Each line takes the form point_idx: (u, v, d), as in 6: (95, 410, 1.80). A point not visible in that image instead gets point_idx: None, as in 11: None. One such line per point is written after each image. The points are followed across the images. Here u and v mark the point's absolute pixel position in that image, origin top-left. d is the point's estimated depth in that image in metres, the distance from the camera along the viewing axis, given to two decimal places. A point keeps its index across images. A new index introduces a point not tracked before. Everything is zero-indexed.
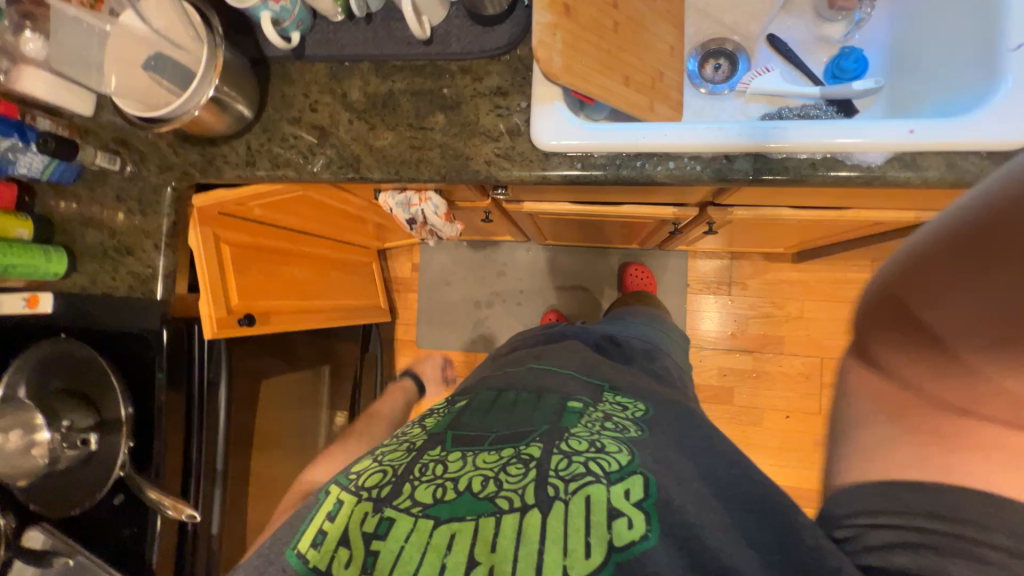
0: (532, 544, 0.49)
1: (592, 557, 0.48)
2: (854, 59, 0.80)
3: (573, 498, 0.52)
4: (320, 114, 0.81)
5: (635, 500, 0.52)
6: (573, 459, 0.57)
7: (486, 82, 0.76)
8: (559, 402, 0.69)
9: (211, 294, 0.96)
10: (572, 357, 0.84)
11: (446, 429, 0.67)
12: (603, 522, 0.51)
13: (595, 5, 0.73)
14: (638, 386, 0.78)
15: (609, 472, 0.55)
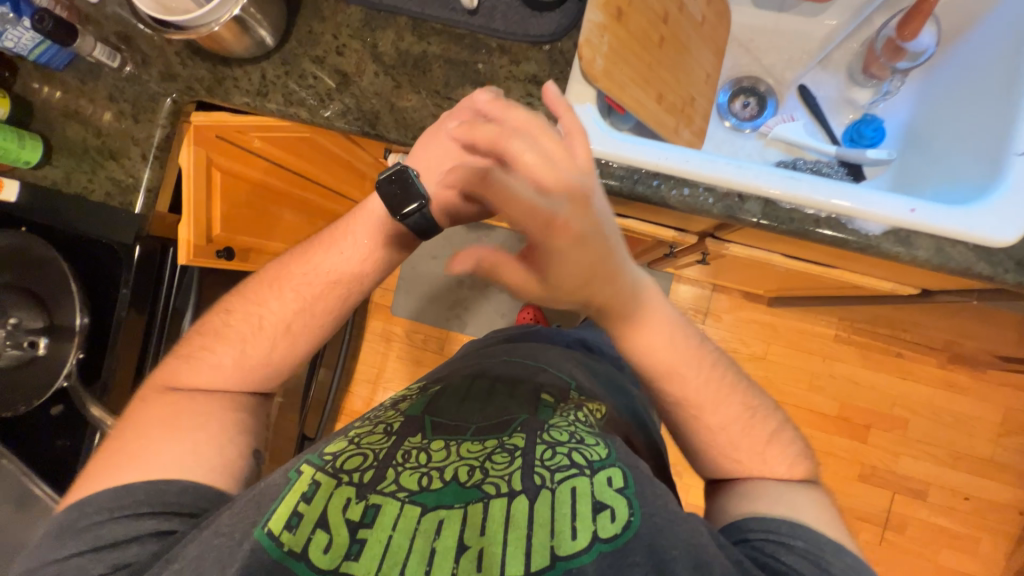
0: (520, 529, 0.53)
1: (580, 539, 0.52)
2: (874, 128, 0.83)
3: (558, 487, 0.56)
4: (346, 59, 0.78)
5: (617, 489, 0.56)
6: (557, 450, 0.60)
7: (523, 67, 0.74)
8: (533, 393, 0.72)
9: (194, 220, 0.92)
10: (547, 356, 0.86)
11: (424, 415, 0.69)
12: (589, 512, 0.54)
13: (647, 16, 0.72)
14: (604, 400, 0.80)
15: (591, 462, 0.59)
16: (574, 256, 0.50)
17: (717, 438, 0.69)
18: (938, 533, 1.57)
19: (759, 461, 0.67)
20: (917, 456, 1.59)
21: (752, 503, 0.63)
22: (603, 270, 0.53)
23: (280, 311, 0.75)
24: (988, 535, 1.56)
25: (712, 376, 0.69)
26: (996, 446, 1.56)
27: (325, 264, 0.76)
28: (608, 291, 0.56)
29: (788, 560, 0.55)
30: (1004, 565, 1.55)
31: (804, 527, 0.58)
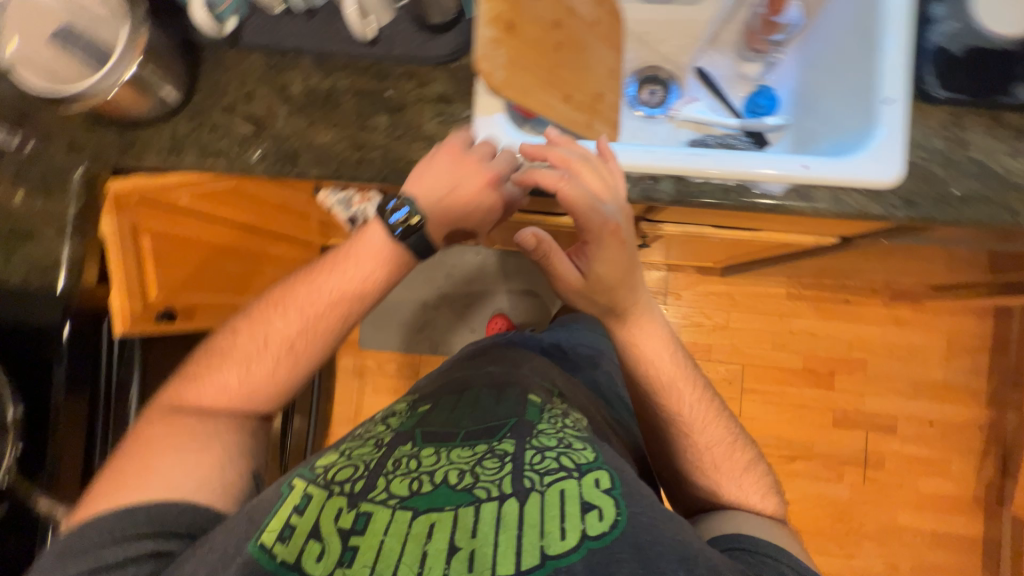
0: (510, 530, 0.53)
1: (567, 539, 0.52)
2: (766, 97, 0.90)
3: (547, 490, 0.57)
4: (255, 105, 0.79)
5: (604, 489, 0.57)
6: (545, 454, 0.61)
7: (430, 88, 0.76)
8: (521, 395, 0.74)
9: (127, 289, 0.90)
10: (539, 366, 0.87)
11: (414, 426, 0.70)
12: (577, 513, 0.55)
13: (538, 24, 0.76)
14: (589, 405, 0.85)
15: (579, 466, 0.60)
16: (612, 254, 0.66)
17: (703, 456, 0.76)
18: (913, 463, 1.66)
19: (738, 485, 0.74)
20: (881, 393, 1.68)
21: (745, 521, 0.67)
22: (628, 275, 0.69)
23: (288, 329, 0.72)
24: (956, 456, 1.66)
25: (704, 398, 0.77)
26: (946, 371, 1.67)
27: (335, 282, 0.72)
28: (625, 298, 0.72)
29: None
30: (974, 480, 1.65)
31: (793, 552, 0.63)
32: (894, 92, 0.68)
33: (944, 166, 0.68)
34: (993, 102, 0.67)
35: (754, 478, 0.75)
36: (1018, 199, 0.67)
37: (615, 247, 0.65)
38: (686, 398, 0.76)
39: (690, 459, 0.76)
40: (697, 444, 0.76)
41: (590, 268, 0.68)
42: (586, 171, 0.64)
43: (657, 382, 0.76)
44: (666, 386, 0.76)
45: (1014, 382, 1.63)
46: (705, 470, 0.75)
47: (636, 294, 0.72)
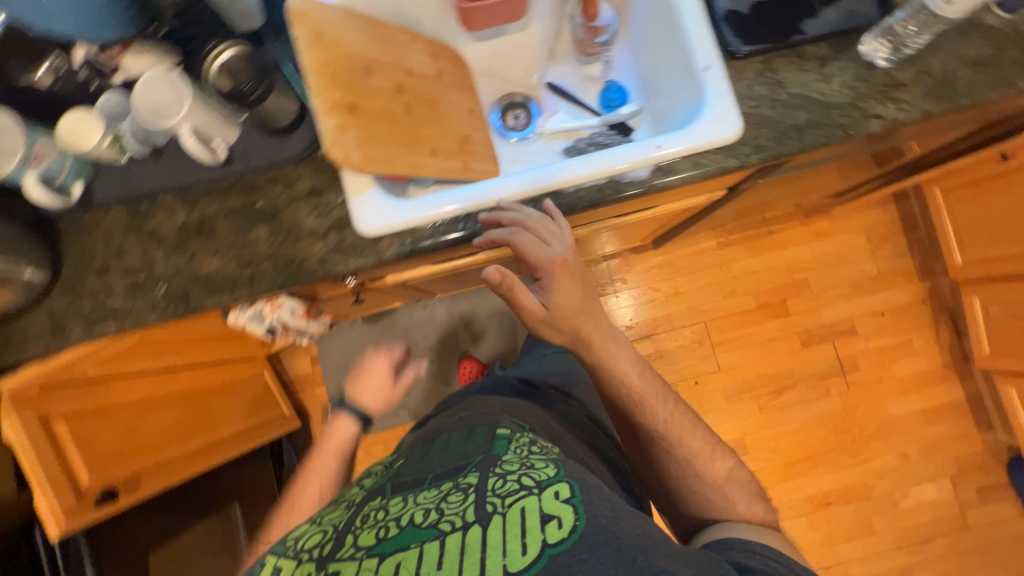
0: (475, 555, 0.52)
1: (528, 553, 0.51)
2: (615, 90, 0.97)
3: (509, 510, 0.55)
4: (130, 259, 0.76)
5: (564, 499, 0.56)
6: (507, 478, 0.60)
7: (298, 186, 0.77)
8: (490, 432, 0.73)
9: (50, 486, 0.83)
10: (514, 407, 0.86)
11: (387, 482, 0.69)
12: (537, 525, 0.53)
13: (381, 96, 0.78)
14: (567, 434, 0.86)
15: (539, 482, 0.59)
16: (566, 286, 0.71)
17: (686, 466, 0.77)
18: (883, 354, 1.76)
19: (724, 495, 0.75)
20: (832, 302, 1.78)
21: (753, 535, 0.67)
22: (587, 305, 0.73)
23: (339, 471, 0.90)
24: (915, 334, 1.76)
25: (678, 411, 0.79)
26: (877, 262, 1.79)
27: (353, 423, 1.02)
28: (590, 326, 0.74)
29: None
30: (939, 350, 1.75)
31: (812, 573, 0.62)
32: (708, 59, 0.75)
33: (773, 107, 0.75)
34: (790, 42, 0.75)
35: (738, 485, 0.77)
36: (841, 115, 0.75)
37: (566, 280, 0.71)
38: (665, 415, 0.78)
39: (674, 468, 0.78)
40: (681, 455, 0.78)
41: (550, 299, 0.70)
42: (532, 223, 0.71)
43: (634, 400, 0.77)
44: (644, 403, 0.77)
45: (934, 251, 1.77)
46: (689, 479, 0.77)
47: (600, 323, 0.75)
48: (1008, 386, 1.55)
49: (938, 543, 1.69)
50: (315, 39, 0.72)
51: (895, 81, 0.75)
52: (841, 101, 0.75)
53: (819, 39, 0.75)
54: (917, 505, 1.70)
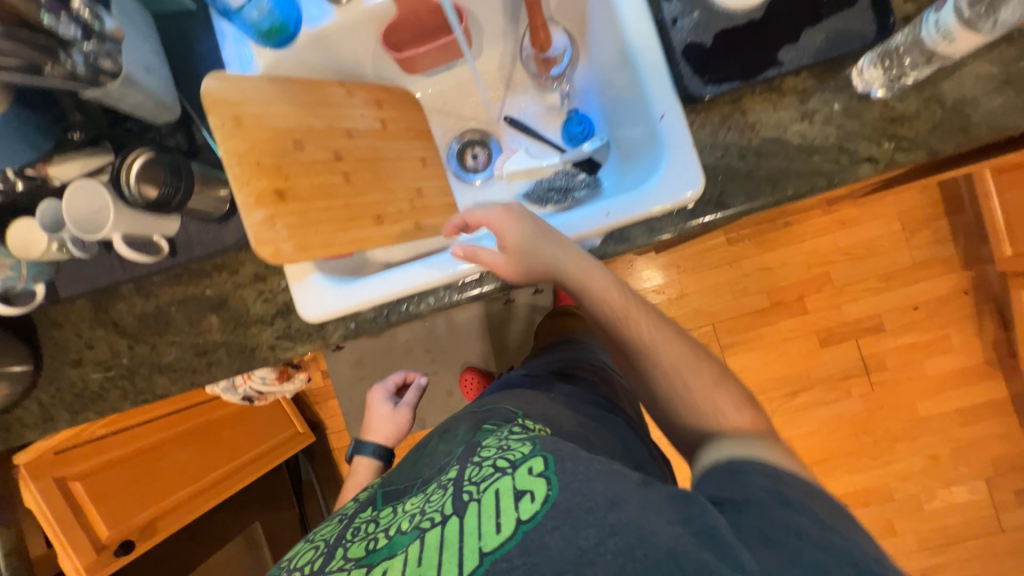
0: (452, 549, 0.45)
1: (502, 532, 0.44)
2: (578, 121, 0.86)
3: (483, 493, 0.48)
4: (98, 350, 0.79)
5: (536, 473, 0.47)
6: (482, 463, 0.52)
7: (242, 272, 0.76)
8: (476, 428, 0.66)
9: (70, 545, 0.94)
10: (513, 395, 0.78)
11: (377, 493, 0.66)
12: (511, 503, 0.46)
13: (314, 171, 0.74)
14: (579, 410, 0.76)
15: (514, 460, 0.50)
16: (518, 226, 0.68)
17: (670, 380, 0.61)
18: (914, 351, 1.61)
19: (713, 409, 0.58)
20: (857, 296, 1.63)
21: (734, 449, 0.53)
22: (550, 238, 0.66)
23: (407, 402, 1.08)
24: (954, 328, 1.60)
25: (658, 322, 0.65)
26: (911, 250, 1.60)
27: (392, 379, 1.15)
28: (551, 250, 0.65)
29: (762, 513, 0.44)
30: (980, 345, 1.59)
31: (810, 499, 0.46)
32: (664, 107, 0.65)
33: (742, 157, 0.66)
34: (763, 77, 0.64)
35: (729, 396, 0.59)
36: (824, 160, 0.64)
37: (516, 222, 0.68)
38: (649, 333, 0.63)
39: (665, 393, 0.62)
40: (661, 371, 0.62)
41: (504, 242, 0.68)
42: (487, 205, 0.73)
43: (611, 324, 0.65)
44: (622, 323, 0.64)
45: (980, 234, 1.56)
46: (681, 406, 0.60)
47: (569, 248, 0.66)
48: None
49: (965, 544, 1.60)
50: (233, 126, 0.68)
51: (895, 114, 0.63)
52: (826, 144, 0.64)
53: (800, 70, 0.64)
54: (944, 508, 1.61)
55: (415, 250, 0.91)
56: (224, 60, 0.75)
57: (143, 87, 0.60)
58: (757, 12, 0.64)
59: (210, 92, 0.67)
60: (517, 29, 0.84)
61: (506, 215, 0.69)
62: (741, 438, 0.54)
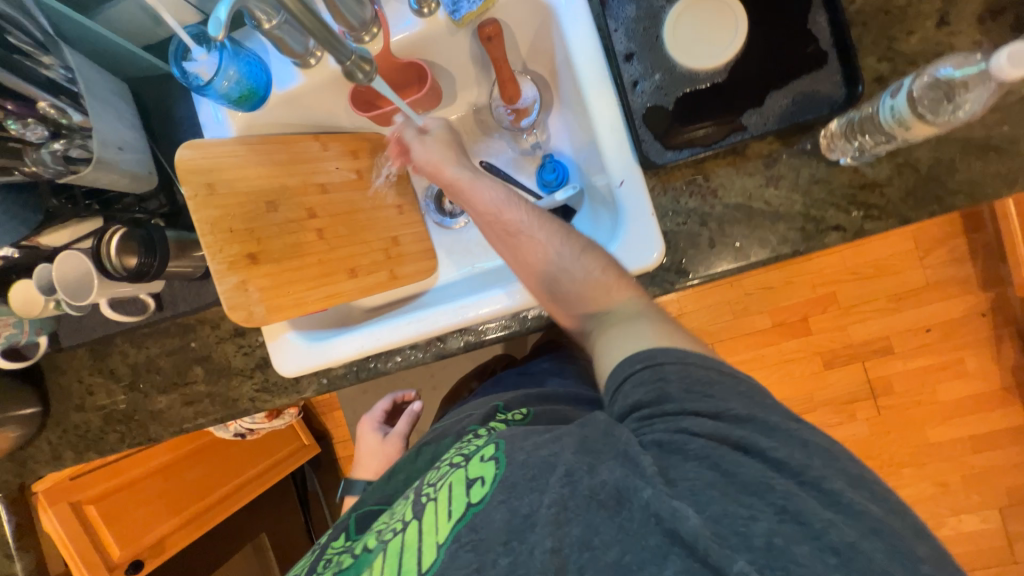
0: (413, 546, 0.51)
1: (453, 519, 0.50)
2: (552, 168, 0.83)
3: (437, 492, 0.54)
4: (99, 396, 0.85)
5: (487, 458, 0.54)
6: (442, 466, 0.59)
7: (224, 326, 0.79)
8: (450, 436, 0.71)
9: (85, 565, 1.04)
10: (485, 399, 0.81)
11: (350, 516, 0.70)
12: (462, 492, 0.52)
13: (287, 231, 0.76)
14: (556, 398, 0.74)
15: (467, 456, 0.56)
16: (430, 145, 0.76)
17: (545, 253, 0.67)
18: (924, 374, 1.55)
19: (582, 265, 0.65)
20: (865, 317, 1.56)
21: (630, 343, 0.59)
22: (448, 167, 0.74)
23: (395, 431, 1.00)
24: (969, 351, 1.52)
25: (533, 210, 0.70)
26: (925, 270, 1.51)
27: (380, 404, 1.06)
28: (454, 177, 0.73)
29: (672, 409, 0.50)
30: (997, 369, 1.51)
31: (721, 390, 0.52)
32: (623, 172, 0.64)
33: (704, 224, 0.64)
34: (727, 143, 0.62)
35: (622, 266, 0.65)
36: (790, 228, 0.62)
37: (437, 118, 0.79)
38: (519, 213, 0.69)
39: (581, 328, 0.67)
40: (533, 238, 0.68)
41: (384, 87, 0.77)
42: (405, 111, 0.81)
43: (505, 236, 0.70)
44: (508, 221, 0.69)
45: (1001, 254, 1.47)
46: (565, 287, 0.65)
47: (459, 171, 0.74)
48: None
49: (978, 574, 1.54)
50: (207, 194, 0.70)
51: (865, 181, 0.60)
52: (791, 211, 0.62)
53: (766, 135, 0.61)
54: (953, 536, 1.55)
55: (395, 297, 0.92)
56: (201, 122, 0.77)
57: (114, 166, 0.63)
58: (720, 75, 0.62)
59: (183, 162, 0.69)
60: (489, 76, 0.83)
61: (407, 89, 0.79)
62: (637, 324, 0.61)
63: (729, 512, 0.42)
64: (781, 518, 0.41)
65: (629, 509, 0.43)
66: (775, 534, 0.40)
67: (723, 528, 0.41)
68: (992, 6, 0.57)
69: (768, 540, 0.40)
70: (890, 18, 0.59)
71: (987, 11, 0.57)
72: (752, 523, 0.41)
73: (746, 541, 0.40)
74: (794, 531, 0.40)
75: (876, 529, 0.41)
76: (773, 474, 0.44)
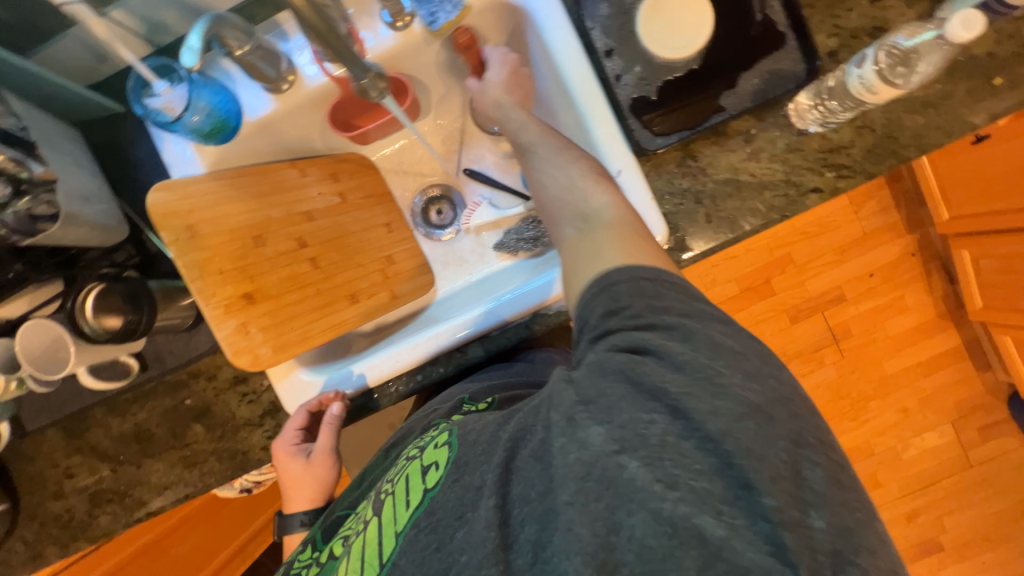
0: (374, 541, 0.50)
1: (411, 508, 0.48)
2: None
3: (395, 486, 0.52)
4: (80, 477, 0.76)
5: (440, 444, 0.52)
6: (401, 460, 0.57)
7: (222, 376, 0.74)
8: (415, 431, 0.65)
9: None
10: (462, 386, 0.73)
11: (317, 529, 0.65)
12: (417, 479, 0.50)
13: (280, 264, 0.72)
14: (521, 386, 0.70)
15: (422, 447, 0.55)
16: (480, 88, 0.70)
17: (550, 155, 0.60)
18: (875, 315, 1.71)
19: (562, 171, 0.58)
20: (819, 271, 1.71)
21: (595, 263, 0.51)
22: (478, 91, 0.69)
23: (318, 445, 0.71)
24: (908, 288, 1.70)
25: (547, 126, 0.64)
26: (861, 222, 1.68)
27: (292, 422, 0.71)
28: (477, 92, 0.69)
29: (632, 334, 0.44)
30: (932, 301, 1.71)
31: (677, 304, 0.45)
32: (621, 163, 0.66)
33: (700, 201, 0.68)
34: (709, 125, 0.66)
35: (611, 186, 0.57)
36: (775, 196, 0.67)
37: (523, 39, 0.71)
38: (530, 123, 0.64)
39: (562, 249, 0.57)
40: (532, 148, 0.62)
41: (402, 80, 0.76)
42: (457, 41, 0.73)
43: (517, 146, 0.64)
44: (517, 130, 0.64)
45: (920, 199, 1.66)
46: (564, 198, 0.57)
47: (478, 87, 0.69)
48: (1004, 334, 1.52)
49: (941, 485, 1.73)
50: (189, 237, 0.65)
51: (832, 145, 0.67)
52: (774, 179, 0.67)
53: (743, 113, 0.66)
54: (919, 455, 1.73)
55: (394, 318, 0.88)
56: (166, 161, 0.71)
57: (85, 220, 0.57)
58: (694, 61, 0.66)
59: (156, 207, 0.64)
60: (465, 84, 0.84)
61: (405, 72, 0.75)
62: (608, 228, 0.53)
63: (633, 419, 0.39)
64: (671, 417, 0.39)
65: (553, 460, 0.41)
66: (668, 434, 0.38)
67: (625, 436, 0.39)
68: None
69: (660, 438, 0.38)
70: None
71: None
72: (649, 427, 0.39)
73: (644, 442, 0.38)
74: (681, 429, 0.39)
75: (751, 407, 0.39)
76: (668, 377, 0.40)
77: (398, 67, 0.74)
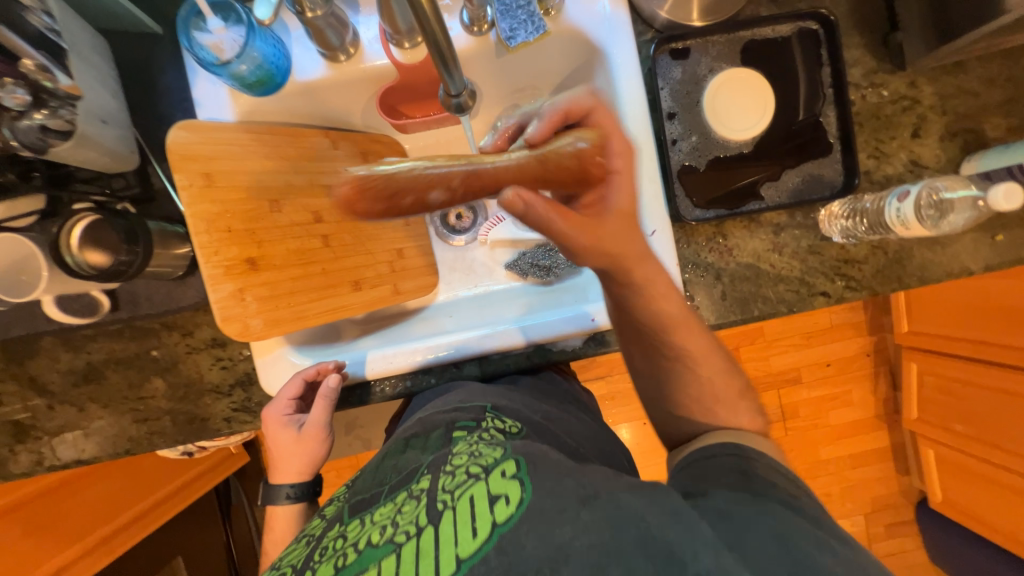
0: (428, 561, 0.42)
1: (480, 536, 0.42)
2: None
3: (456, 502, 0.45)
4: (10, 407, 0.69)
5: (509, 475, 0.46)
6: (456, 469, 0.49)
7: (199, 335, 0.69)
8: (445, 431, 0.57)
9: None
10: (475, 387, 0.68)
11: (343, 503, 0.55)
12: (485, 507, 0.44)
13: (291, 236, 0.68)
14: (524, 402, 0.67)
15: (486, 466, 0.48)
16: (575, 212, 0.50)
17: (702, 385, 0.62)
18: (822, 401, 1.82)
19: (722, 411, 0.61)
20: (783, 350, 1.80)
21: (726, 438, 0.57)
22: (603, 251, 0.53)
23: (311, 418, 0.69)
24: (855, 384, 1.83)
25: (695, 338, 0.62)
26: (831, 314, 1.78)
27: (285, 392, 0.68)
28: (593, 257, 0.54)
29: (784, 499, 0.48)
30: (874, 400, 1.84)
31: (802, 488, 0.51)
32: (658, 224, 0.66)
33: (719, 278, 0.71)
34: (745, 209, 0.69)
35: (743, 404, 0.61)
36: (787, 289, 0.71)
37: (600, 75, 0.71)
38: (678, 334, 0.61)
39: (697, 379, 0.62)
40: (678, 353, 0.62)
41: (468, 70, 0.73)
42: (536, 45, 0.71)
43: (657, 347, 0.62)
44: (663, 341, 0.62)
45: (885, 306, 1.78)
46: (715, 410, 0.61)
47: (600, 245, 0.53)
48: (928, 446, 1.66)
49: None
50: (204, 185, 0.61)
51: (848, 257, 0.70)
52: (790, 275, 0.71)
53: (779, 206, 0.69)
54: None
55: (389, 310, 0.86)
56: (195, 99, 0.66)
57: (97, 144, 0.52)
58: (747, 146, 0.69)
59: (176, 145, 0.60)
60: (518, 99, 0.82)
61: (474, 62, 0.72)
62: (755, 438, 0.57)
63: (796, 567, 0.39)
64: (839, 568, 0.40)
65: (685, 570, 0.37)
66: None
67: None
68: (951, 128, 0.70)
69: None
70: (880, 123, 0.70)
71: (948, 131, 0.70)
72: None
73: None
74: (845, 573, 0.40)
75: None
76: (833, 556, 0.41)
77: (470, 63, 0.72)
